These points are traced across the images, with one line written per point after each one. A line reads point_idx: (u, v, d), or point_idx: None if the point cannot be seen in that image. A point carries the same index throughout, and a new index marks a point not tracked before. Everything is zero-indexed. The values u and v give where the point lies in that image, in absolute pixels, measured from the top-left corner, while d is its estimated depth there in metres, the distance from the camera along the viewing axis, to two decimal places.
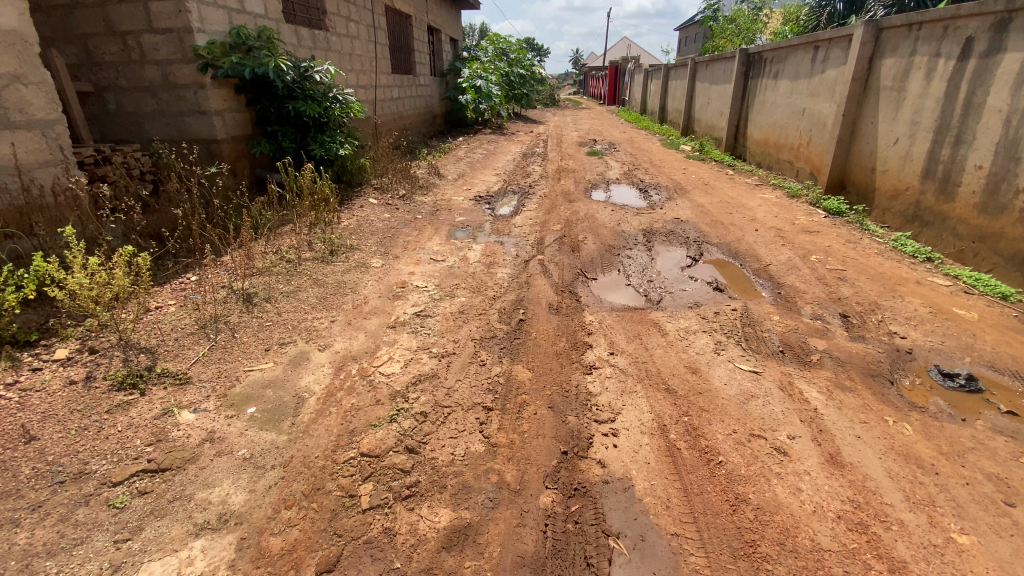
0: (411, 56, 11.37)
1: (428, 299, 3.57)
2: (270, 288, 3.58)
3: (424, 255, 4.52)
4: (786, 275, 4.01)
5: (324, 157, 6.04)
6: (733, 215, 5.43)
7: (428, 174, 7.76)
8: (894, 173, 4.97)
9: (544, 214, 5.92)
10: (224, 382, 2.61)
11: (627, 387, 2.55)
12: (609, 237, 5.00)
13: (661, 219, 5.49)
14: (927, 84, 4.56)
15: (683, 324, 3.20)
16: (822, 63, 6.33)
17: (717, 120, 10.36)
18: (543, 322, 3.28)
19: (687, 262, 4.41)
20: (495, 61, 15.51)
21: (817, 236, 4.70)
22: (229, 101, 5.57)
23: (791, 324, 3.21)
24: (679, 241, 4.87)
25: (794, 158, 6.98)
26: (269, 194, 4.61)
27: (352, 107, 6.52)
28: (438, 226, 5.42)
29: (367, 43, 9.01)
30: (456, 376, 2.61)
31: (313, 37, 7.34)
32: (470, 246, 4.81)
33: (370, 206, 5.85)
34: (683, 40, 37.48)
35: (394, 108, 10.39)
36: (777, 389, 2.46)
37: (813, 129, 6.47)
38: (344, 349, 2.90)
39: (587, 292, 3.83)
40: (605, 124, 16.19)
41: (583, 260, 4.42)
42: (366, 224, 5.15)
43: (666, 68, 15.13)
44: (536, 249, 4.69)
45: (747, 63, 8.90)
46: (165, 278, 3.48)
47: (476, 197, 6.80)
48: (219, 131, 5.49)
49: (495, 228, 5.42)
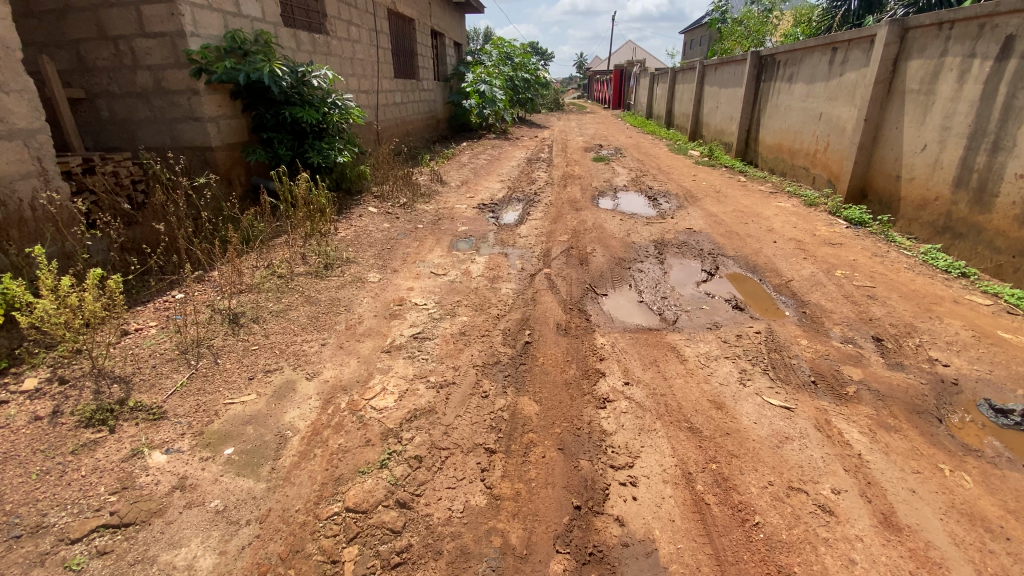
0: (413, 60, 11.19)
1: (427, 319, 3.32)
2: (259, 307, 3.36)
3: (424, 268, 4.29)
4: (811, 292, 3.74)
5: (322, 164, 5.80)
6: (749, 225, 5.17)
7: (430, 181, 7.55)
8: (921, 181, 4.71)
9: (550, 223, 5.68)
10: (202, 417, 2.36)
11: (644, 423, 2.30)
12: (619, 249, 4.74)
13: (673, 229, 5.23)
14: (960, 86, 4.31)
15: (703, 349, 2.95)
16: (841, 65, 6.07)
17: (726, 124, 10.11)
18: (550, 345, 3.03)
19: (702, 277, 4.16)
20: (499, 65, 15.33)
21: (841, 249, 4.44)
22: (224, 107, 5.37)
23: (822, 349, 2.95)
24: (693, 253, 4.61)
25: (810, 164, 6.73)
26: (262, 204, 4.40)
27: (351, 112, 6.32)
28: (440, 236, 5.19)
29: (368, 47, 8.82)
30: (455, 412, 2.36)
31: (313, 41, 7.16)
32: (473, 258, 4.57)
33: (370, 216, 5.63)
34: (688, 43, 37.24)
35: (396, 113, 10.20)
36: (813, 429, 2.21)
37: (831, 134, 6.21)
38: (335, 377, 2.66)
39: (597, 310, 3.59)
40: (611, 128, 15.95)
41: (592, 274, 4.18)
42: (365, 234, 4.93)
43: (673, 71, 14.89)
44: (542, 262, 4.44)
45: (759, 65, 8.65)
46: (149, 296, 3.28)
47: (479, 205, 6.58)
48: (213, 138, 5.29)
49: (499, 238, 5.18)
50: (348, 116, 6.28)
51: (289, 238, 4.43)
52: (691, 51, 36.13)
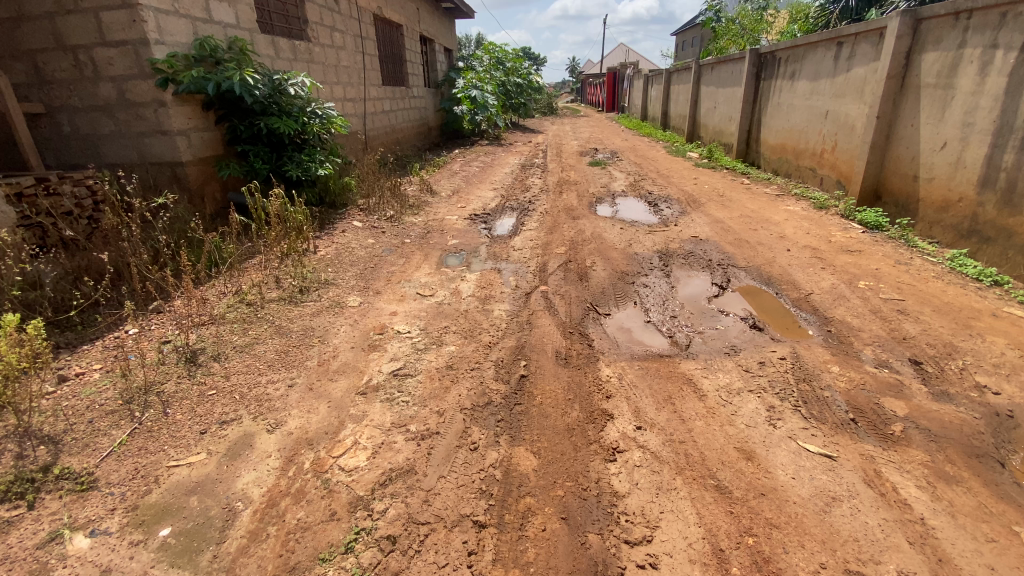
0: (402, 66, 10.88)
1: (410, 350, 2.96)
2: (221, 342, 3.01)
3: (409, 288, 3.93)
4: (835, 308, 3.40)
5: (301, 177, 5.41)
6: (759, 232, 4.83)
7: (419, 191, 7.20)
8: (942, 182, 4.38)
9: (547, 233, 5.34)
10: (139, 485, 2.00)
11: (663, 481, 1.95)
12: (621, 261, 4.39)
13: (678, 238, 4.89)
14: (982, 79, 4.00)
15: (722, 381, 2.59)
16: (849, 60, 5.76)
17: (726, 125, 9.79)
18: (549, 379, 2.67)
19: (713, 291, 3.81)
20: (491, 70, 15.06)
21: (859, 257, 4.11)
22: (194, 119, 5.01)
23: (856, 377, 2.61)
24: (701, 265, 4.27)
25: (817, 165, 6.40)
26: (231, 224, 4.03)
27: (333, 121, 5.97)
28: (428, 251, 4.83)
29: (353, 53, 8.49)
30: (438, 472, 2.01)
31: (293, 48, 6.82)
32: (463, 276, 4.22)
33: (352, 231, 5.27)
34: (682, 46, 37.20)
35: (385, 121, 9.87)
36: (863, 485, 1.87)
37: (839, 133, 5.90)
38: (300, 429, 2.30)
39: (601, 333, 3.23)
40: (606, 132, 15.65)
41: (593, 291, 3.82)
42: (346, 252, 4.56)
43: (667, 72, 14.61)
44: (538, 278, 4.09)
45: (758, 63, 8.33)
46: (97, 333, 2.96)
47: (471, 215, 6.23)
48: (183, 152, 4.94)
49: (492, 252, 4.83)
50: (331, 126, 5.91)
51: (263, 259, 4.07)
52: (685, 53, 35.99)
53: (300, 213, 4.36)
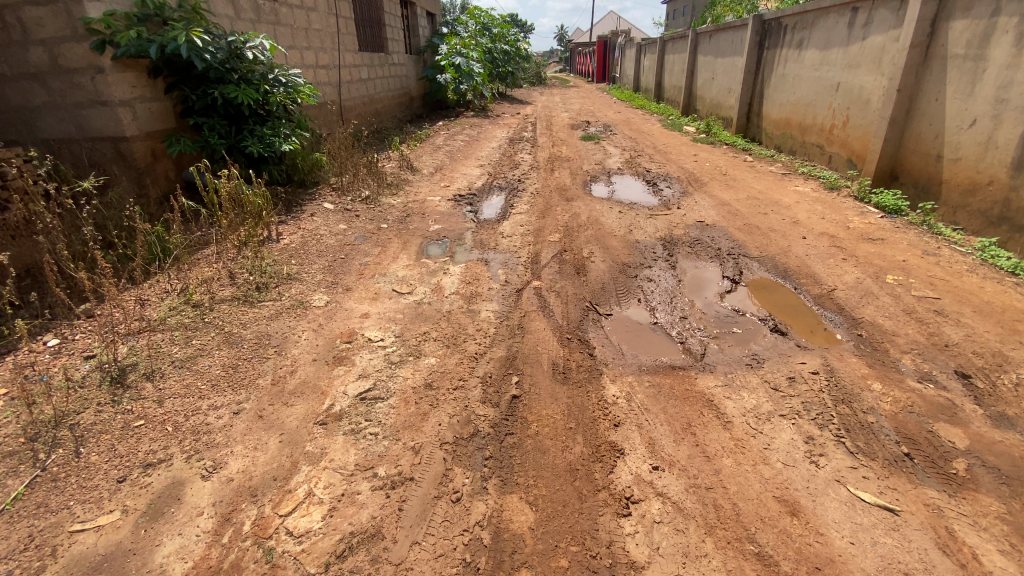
0: (381, 31, 10.11)
1: (383, 365, 2.52)
2: (158, 356, 2.57)
3: (384, 284, 3.47)
4: (864, 309, 3.03)
5: (263, 153, 4.83)
6: (769, 216, 4.44)
7: (398, 169, 6.64)
8: (970, 163, 4.00)
9: (538, 218, 4.88)
10: (30, 561, 1.59)
11: (689, 545, 1.58)
12: (621, 250, 3.98)
13: (682, 223, 4.48)
14: (1019, 52, 3.59)
15: (748, 403, 2.21)
16: (865, 27, 5.27)
17: (724, 98, 9.29)
18: (545, 401, 2.26)
19: (723, 286, 3.43)
20: (476, 37, 14.23)
21: (883, 246, 3.74)
22: (139, 88, 4.38)
23: (902, 398, 2.27)
24: (709, 254, 3.87)
25: (826, 142, 5.98)
26: (177, 210, 3.54)
27: (300, 91, 5.35)
28: (408, 238, 4.36)
29: (326, 16, 7.77)
30: (411, 537, 1.62)
31: (255, 8, 6.12)
32: (446, 268, 3.77)
33: (322, 215, 4.75)
34: (672, 14, 36.11)
35: (362, 91, 9.18)
36: (937, 552, 1.53)
37: (852, 107, 5.46)
38: (242, 475, 1.90)
39: (603, 339, 2.83)
40: (597, 104, 14.99)
41: (591, 287, 3.41)
42: (314, 240, 4.07)
43: (661, 41, 13.96)
44: (530, 271, 3.67)
45: (761, 30, 7.79)
46: (7, 347, 2.51)
47: (454, 196, 5.73)
48: (127, 126, 4.32)
49: (478, 239, 4.38)
50: (297, 96, 5.29)
51: (217, 250, 3.58)
52: (675, 20, 34.91)
53: (257, 196, 3.85)
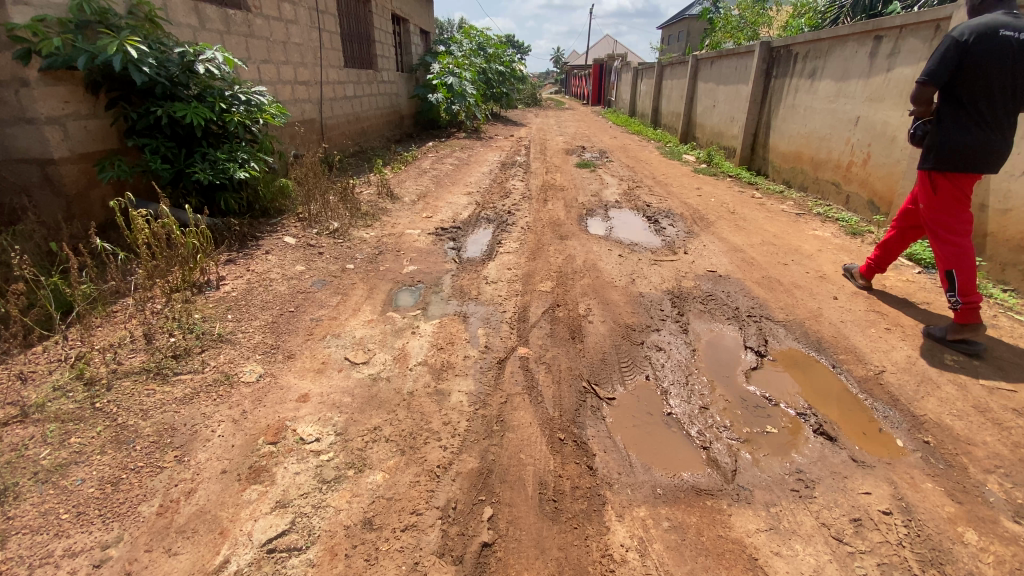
0: (370, 48, 9.64)
1: (311, 485, 1.90)
2: (15, 465, 1.94)
3: (336, 349, 2.84)
4: (924, 404, 2.47)
5: (214, 180, 4.21)
6: (791, 267, 3.90)
7: (376, 196, 6.06)
8: (1021, 216, 3.51)
9: (528, 259, 4.30)
10: None
11: None
12: (623, 306, 3.40)
13: (692, 272, 3.91)
14: None
15: (806, 564, 1.62)
16: (890, 58, 4.84)
17: (726, 127, 8.88)
18: (528, 556, 1.65)
19: (747, 362, 2.84)
20: (471, 56, 13.86)
21: (928, 313, 3.21)
22: (73, 104, 3.79)
23: (1007, 555, 1.69)
24: (726, 315, 3.31)
25: (843, 180, 5.50)
26: (85, 252, 2.89)
27: (264, 110, 4.76)
28: (375, 283, 3.75)
29: (308, 29, 7.27)
30: None
31: (224, 19, 5.60)
32: (416, 326, 3.16)
33: (279, 252, 4.12)
34: (668, 39, 36.32)
35: (347, 108, 8.65)
36: None
37: (874, 143, 4.99)
38: None
39: (605, 439, 2.23)
40: (592, 127, 14.60)
41: (589, 358, 2.78)
42: (262, 287, 3.45)
43: (660, 66, 13.66)
44: (516, 333, 3.06)
45: (769, 58, 7.39)
46: None
47: (435, 229, 5.14)
48: (55, 147, 3.70)
49: (457, 286, 3.77)
50: (260, 115, 4.72)
51: (138, 303, 2.96)
52: (671, 45, 35.05)
53: (192, 235, 3.28)
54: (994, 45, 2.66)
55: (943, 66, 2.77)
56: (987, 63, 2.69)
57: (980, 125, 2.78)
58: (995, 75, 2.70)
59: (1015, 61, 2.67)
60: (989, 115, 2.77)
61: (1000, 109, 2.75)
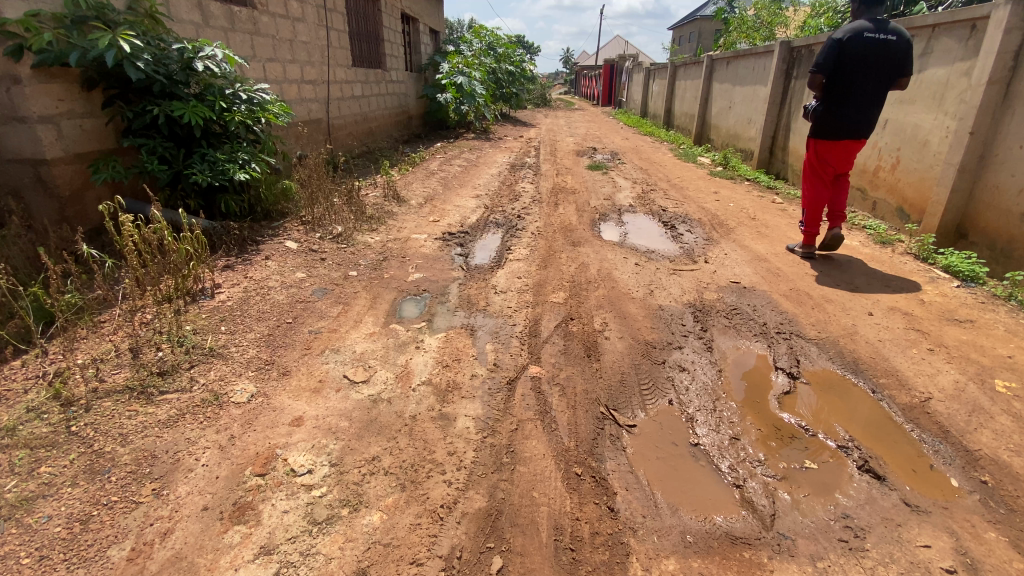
0: (378, 47, 9.48)
1: (298, 528, 1.71)
2: None
3: (334, 365, 2.64)
4: (977, 437, 2.26)
5: (213, 183, 4.05)
6: (819, 279, 3.66)
7: (382, 199, 5.88)
8: None
9: (540, 267, 4.09)
10: None
11: None
12: (640, 320, 3.18)
13: (713, 283, 3.68)
14: None
15: None
16: (921, 59, 4.56)
17: (743, 128, 8.60)
18: None
19: (780, 385, 2.62)
20: (480, 56, 13.67)
21: (974, 332, 2.97)
22: (68, 103, 3.63)
23: None
24: (752, 331, 3.08)
25: (867, 186, 5.23)
26: (70, 260, 2.73)
27: (266, 110, 4.59)
28: (379, 292, 3.56)
29: (315, 27, 7.11)
30: None
31: (228, 16, 5.44)
32: (420, 339, 2.96)
33: (279, 258, 3.94)
34: (679, 40, 35.93)
35: (354, 108, 8.49)
36: None
37: (903, 147, 4.71)
38: None
39: (627, 474, 2.02)
40: (603, 128, 14.35)
41: (606, 379, 2.56)
42: (259, 296, 3.27)
43: (673, 66, 13.39)
44: (527, 348, 2.85)
45: (789, 58, 7.12)
46: None
47: (443, 234, 4.94)
48: (48, 147, 3.55)
49: (465, 295, 3.57)
50: (263, 114, 4.55)
51: (126, 314, 2.80)
52: (683, 46, 34.64)
53: (185, 241, 3.15)
54: (864, 46, 3.56)
55: (829, 61, 3.63)
56: (857, 59, 3.60)
57: (856, 105, 3.68)
58: (861, 67, 3.62)
59: (876, 59, 3.59)
60: (860, 101, 3.67)
61: (871, 94, 3.66)
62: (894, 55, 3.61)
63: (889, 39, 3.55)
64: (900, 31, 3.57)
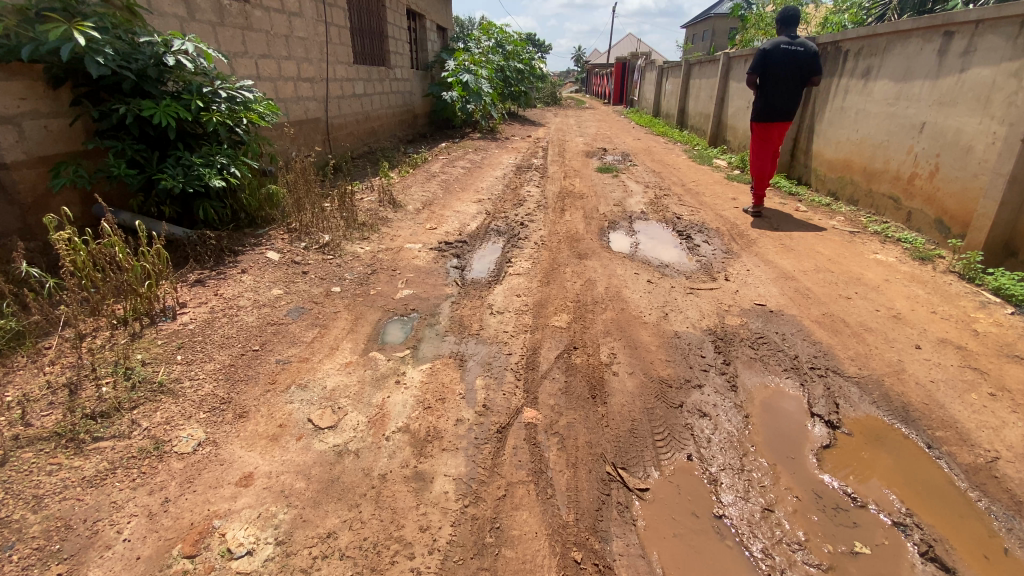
0: (382, 43, 9.15)
1: None
2: None
3: (299, 405, 2.30)
4: None
5: (187, 189, 3.72)
6: (855, 302, 3.26)
7: (378, 204, 5.55)
8: None
9: (542, 283, 3.73)
10: None
11: None
12: (653, 349, 2.81)
13: (736, 306, 3.29)
14: None
15: None
16: (963, 57, 4.07)
17: None
18: None
19: (818, 439, 2.22)
20: (488, 53, 13.31)
21: None
22: (31, 101, 3.34)
23: None
24: (782, 366, 2.68)
25: (901, 194, 4.79)
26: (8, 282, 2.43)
27: (249, 110, 4.26)
28: (362, 312, 3.22)
29: (313, 22, 6.78)
30: None
31: (217, 8, 5.12)
32: (402, 371, 2.61)
33: (257, 272, 3.61)
34: (693, 38, 35.28)
35: (356, 106, 8.18)
36: None
37: (943, 153, 4.26)
38: None
39: (636, 559, 1.65)
40: (614, 129, 13.91)
41: (612, 428, 2.19)
42: (227, 317, 2.95)
43: (687, 64, 12.92)
44: (525, 383, 2.49)
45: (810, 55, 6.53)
46: None
47: (439, 243, 4.59)
48: (7, 150, 3.26)
49: (457, 316, 3.22)
50: (245, 115, 4.22)
51: (73, 342, 2.50)
52: (697, 44, 33.93)
53: (144, 257, 2.86)
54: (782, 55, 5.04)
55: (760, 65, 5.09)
56: (779, 64, 5.08)
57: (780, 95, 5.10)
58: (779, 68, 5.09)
59: (792, 62, 5.05)
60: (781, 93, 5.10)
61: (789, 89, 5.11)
62: (803, 61, 5.07)
63: (798, 50, 5.03)
64: (806, 44, 5.06)
